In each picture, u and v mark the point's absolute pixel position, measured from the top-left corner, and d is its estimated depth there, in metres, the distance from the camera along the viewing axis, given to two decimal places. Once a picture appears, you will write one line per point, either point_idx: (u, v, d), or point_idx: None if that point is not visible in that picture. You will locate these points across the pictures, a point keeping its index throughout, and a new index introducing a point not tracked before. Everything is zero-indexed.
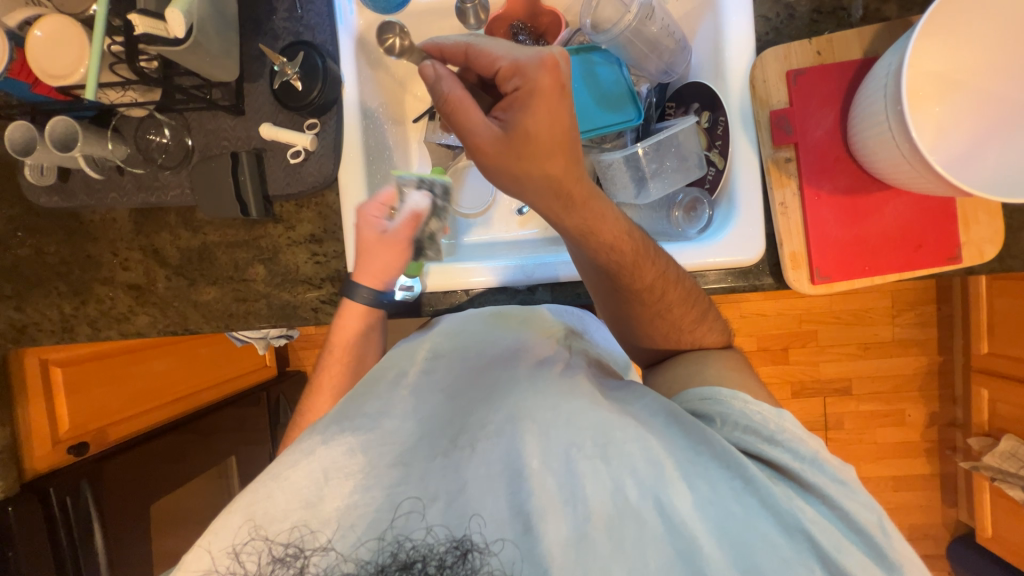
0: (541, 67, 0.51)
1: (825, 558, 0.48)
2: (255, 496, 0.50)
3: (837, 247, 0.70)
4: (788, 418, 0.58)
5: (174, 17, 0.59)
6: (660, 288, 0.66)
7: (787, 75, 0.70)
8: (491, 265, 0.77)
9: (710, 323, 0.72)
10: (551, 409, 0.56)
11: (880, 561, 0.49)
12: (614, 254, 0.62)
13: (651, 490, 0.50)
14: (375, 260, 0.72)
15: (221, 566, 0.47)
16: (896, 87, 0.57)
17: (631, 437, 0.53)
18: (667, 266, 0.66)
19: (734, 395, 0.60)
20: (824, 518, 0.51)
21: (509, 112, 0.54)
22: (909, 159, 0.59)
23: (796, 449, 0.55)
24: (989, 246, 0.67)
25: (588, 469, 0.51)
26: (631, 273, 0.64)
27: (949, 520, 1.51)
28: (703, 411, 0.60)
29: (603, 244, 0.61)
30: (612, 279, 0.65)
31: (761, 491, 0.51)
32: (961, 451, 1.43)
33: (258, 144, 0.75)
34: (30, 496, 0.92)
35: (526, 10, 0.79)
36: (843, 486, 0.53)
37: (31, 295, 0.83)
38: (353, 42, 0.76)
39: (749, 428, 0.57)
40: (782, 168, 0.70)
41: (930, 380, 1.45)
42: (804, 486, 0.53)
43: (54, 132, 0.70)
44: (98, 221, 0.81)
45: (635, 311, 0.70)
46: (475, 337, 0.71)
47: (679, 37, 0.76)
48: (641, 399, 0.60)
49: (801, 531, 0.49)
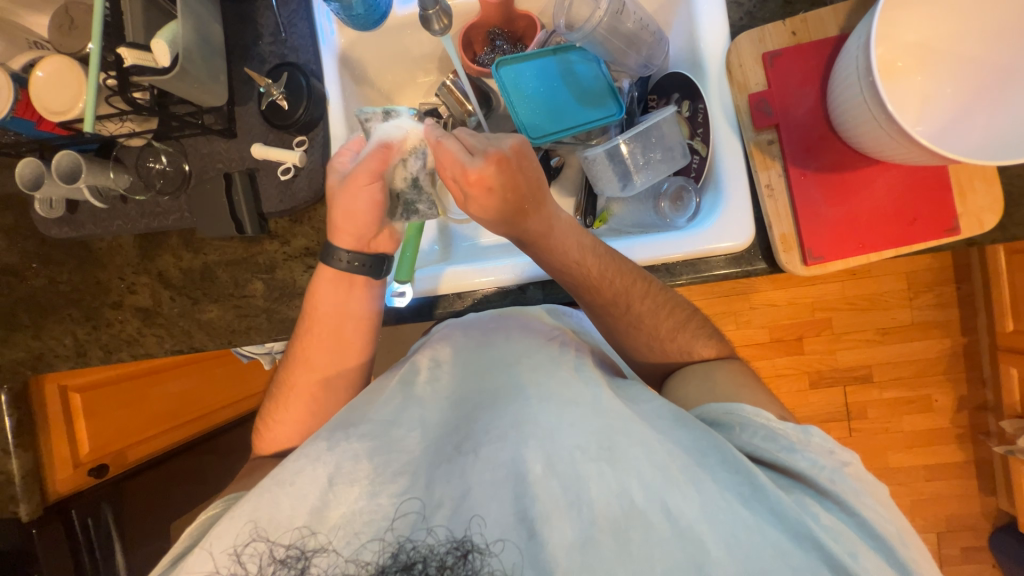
0: (470, 182, 0.62)
1: (838, 568, 0.46)
2: (258, 501, 0.51)
3: (829, 225, 0.68)
4: (815, 433, 0.56)
5: (160, 47, 0.64)
6: (622, 300, 0.68)
7: (763, 58, 0.70)
8: (485, 266, 0.76)
9: (691, 332, 0.72)
10: (555, 414, 0.53)
11: (895, 566, 0.48)
12: (582, 277, 0.67)
13: (657, 494, 0.48)
14: (361, 216, 0.69)
15: (222, 567, 0.49)
16: (867, 61, 0.57)
17: (634, 442, 0.51)
18: (638, 278, 0.68)
19: (758, 411, 0.58)
20: (841, 523, 0.50)
21: (463, 199, 0.65)
22: (886, 128, 0.58)
23: (817, 459, 0.54)
24: (988, 216, 0.65)
25: (591, 473, 0.49)
26: (590, 289, 0.68)
27: (989, 510, 1.42)
28: (722, 420, 0.59)
29: (567, 267, 0.67)
30: (588, 293, 0.68)
31: (771, 501, 0.50)
32: (995, 436, 1.36)
33: (251, 164, 0.78)
34: (53, 517, 0.97)
35: (501, 17, 0.81)
36: (866, 496, 0.52)
37: (47, 322, 0.86)
38: (336, 61, 0.79)
39: (769, 435, 0.56)
40: (766, 151, 0.70)
41: (955, 364, 1.39)
42: (821, 492, 0.52)
43: (61, 166, 0.74)
44: (106, 248, 0.84)
45: (611, 324, 0.71)
46: (485, 340, 0.67)
47: (654, 29, 0.76)
48: (648, 402, 0.58)
49: (809, 538, 0.48)
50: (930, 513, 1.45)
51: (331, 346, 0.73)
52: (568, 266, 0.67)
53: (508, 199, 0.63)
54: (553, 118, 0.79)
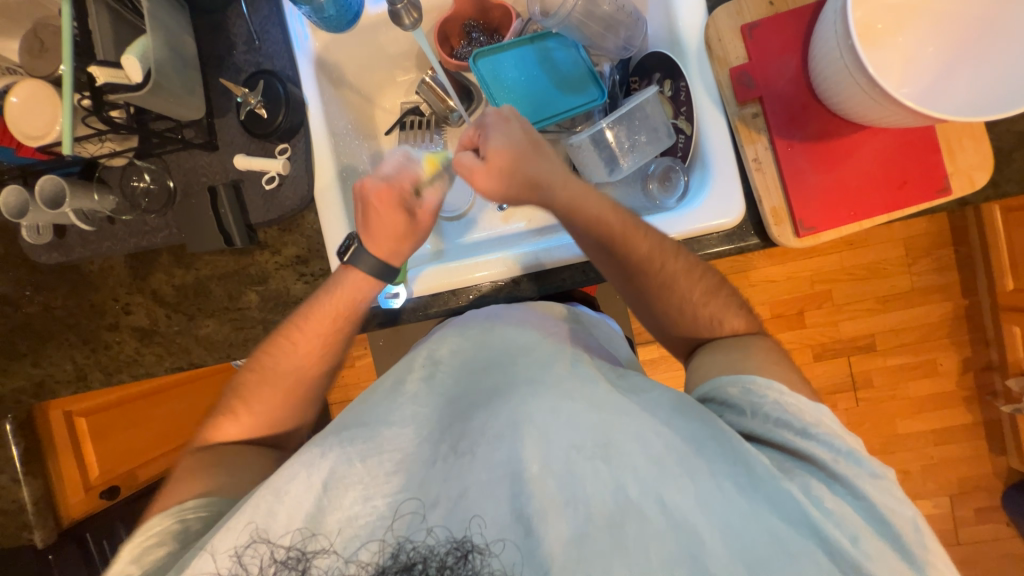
0: (489, 134, 0.64)
1: (834, 552, 0.45)
2: (257, 503, 0.50)
3: (817, 195, 0.68)
4: (826, 412, 0.54)
5: (131, 64, 0.63)
6: (657, 259, 0.65)
7: (741, 30, 0.69)
8: (488, 258, 0.76)
9: (724, 298, 0.68)
10: (552, 411, 0.52)
11: (903, 554, 0.46)
12: (602, 226, 0.64)
13: (653, 490, 0.48)
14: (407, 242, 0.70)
15: (223, 568, 0.48)
16: (845, 24, 0.56)
17: (632, 437, 0.51)
18: (660, 238, 0.66)
19: (771, 385, 0.56)
20: (846, 506, 0.48)
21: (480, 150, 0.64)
22: (869, 92, 0.58)
23: (831, 443, 0.51)
24: (979, 173, 0.65)
25: (588, 471, 0.49)
26: (621, 244, 0.64)
27: (1000, 469, 1.42)
28: (736, 402, 0.57)
29: (591, 217, 0.64)
30: (608, 251, 0.65)
31: (768, 492, 0.48)
32: (1001, 396, 1.36)
33: (235, 176, 0.77)
34: (67, 540, 0.96)
35: (475, 8, 0.80)
36: (878, 480, 0.49)
37: (45, 349, 0.86)
38: (312, 65, 0.78)
39: (782, 420, 0.53)
40: (750, 124, 0.69)
41: (957, 327, 1.39)
42: (830, 475, 0.50)
43: (45, 191, 0.74)
44: (97, 270, 0.84)
45: (641, 285, 0.67)
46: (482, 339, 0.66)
47: (631, 10, 0.76)
48: (648, 392, 0.58)
49: (809, 526, 0.46)
50: (941, 476, 1.45)
51: (321, 340, 0.72)
52: (585, 216, 0.64)
53: (524, 146, 0.64)
54: (535, 107, 0.79)
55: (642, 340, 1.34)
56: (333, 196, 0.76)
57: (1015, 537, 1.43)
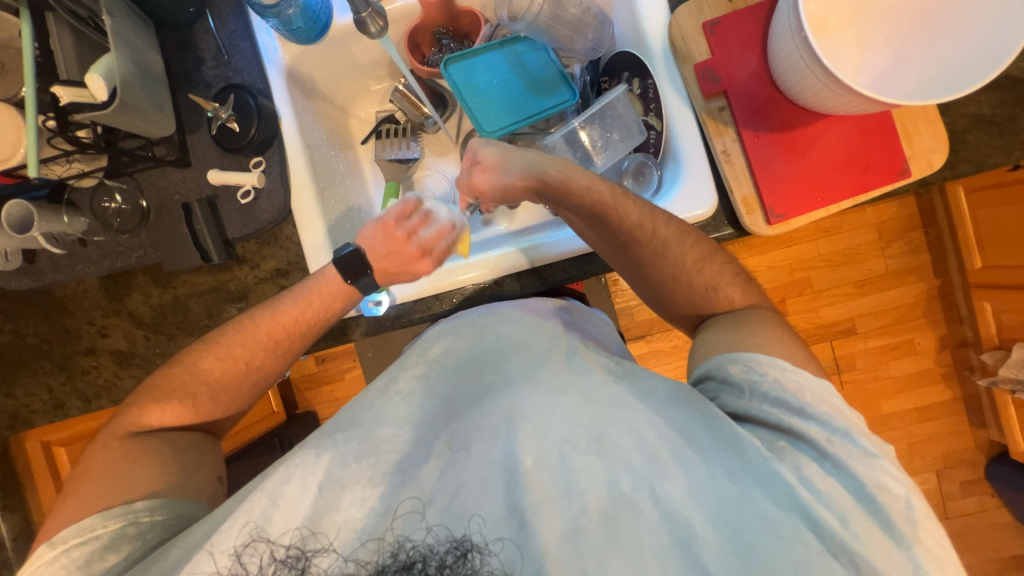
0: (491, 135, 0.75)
1: (822, 534, 0.46)
2: (261, 496, 0.50)
3: (786, 183, 0.70)
4: (827, 388, 0.53)
5: (95, 81, 0.62)
6: (649, 225, 0.66)
7: (702, 27, 0.71)
8: (476, 261, 0.76)
9: (720, 264, 0.67)
10: (548, 408, 0.53)
11: (886, 529, 0.47)
12: (593, 198, 0.67)
13: (645, 481, 0.48)
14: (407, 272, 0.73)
15: (223, 567, 0.48)
16: (797, 19, 0.59)
17: (625, 431, 0.51)
18: (651, 207, 0.67)
19: (772, 362, 0.55)
20: (835, 484, 0.49)
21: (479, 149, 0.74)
22: (825, 82, 0.60)
23: (829, 423, 0.51)
24: (934, 155, 0.67)
25: (583, 466, 0.49)
26: (611, 212, 0.66)
27: (981, 442, 1.46)
28: (735, 379, 0.57)
29: (578, 188, 0.67)
30: (600, 221, 0.67)
31: (760, 474, 0.49)
32: (978, 370, 1.40)
33: (209, 192, 0.77)
34: None
35: (444, 16, 0.81)
36: (876, 459, 0.49)
37: (18, 377, 0.84)
38: (283, 78, 0.78)
39: (779, 399, 0.54)
40: (717, 118, 0.71)
41: (933, 306, 1.43)
42: (822, 454, 0.50)
43: (12, 215, 0.73)
44: (70, 294, 0.82)
45: (639, 257, 0.67)
46: (477, 338, 0.66)
47: (596, 11, 0.78)
48: (646, 379, 0.59)
49: (799, 509, 0.47)
50: (926, 453, 1.48)
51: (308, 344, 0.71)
52: (575, 188, 0.68)
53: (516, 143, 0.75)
54: (509, 111, 0.80)
55: (630, 336, 1.36)
56: (311, 207, 0.76)
57: (999, 507, 1.47)
